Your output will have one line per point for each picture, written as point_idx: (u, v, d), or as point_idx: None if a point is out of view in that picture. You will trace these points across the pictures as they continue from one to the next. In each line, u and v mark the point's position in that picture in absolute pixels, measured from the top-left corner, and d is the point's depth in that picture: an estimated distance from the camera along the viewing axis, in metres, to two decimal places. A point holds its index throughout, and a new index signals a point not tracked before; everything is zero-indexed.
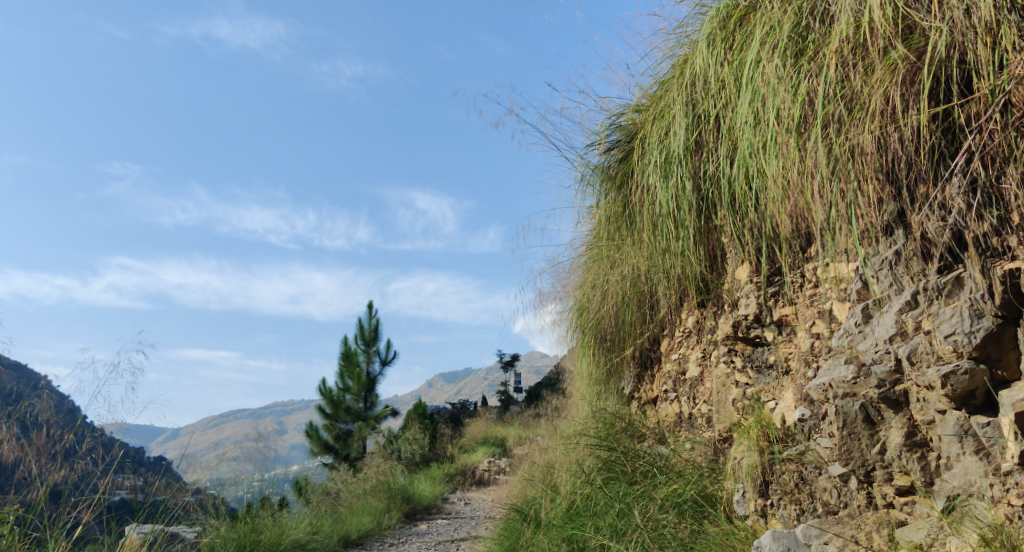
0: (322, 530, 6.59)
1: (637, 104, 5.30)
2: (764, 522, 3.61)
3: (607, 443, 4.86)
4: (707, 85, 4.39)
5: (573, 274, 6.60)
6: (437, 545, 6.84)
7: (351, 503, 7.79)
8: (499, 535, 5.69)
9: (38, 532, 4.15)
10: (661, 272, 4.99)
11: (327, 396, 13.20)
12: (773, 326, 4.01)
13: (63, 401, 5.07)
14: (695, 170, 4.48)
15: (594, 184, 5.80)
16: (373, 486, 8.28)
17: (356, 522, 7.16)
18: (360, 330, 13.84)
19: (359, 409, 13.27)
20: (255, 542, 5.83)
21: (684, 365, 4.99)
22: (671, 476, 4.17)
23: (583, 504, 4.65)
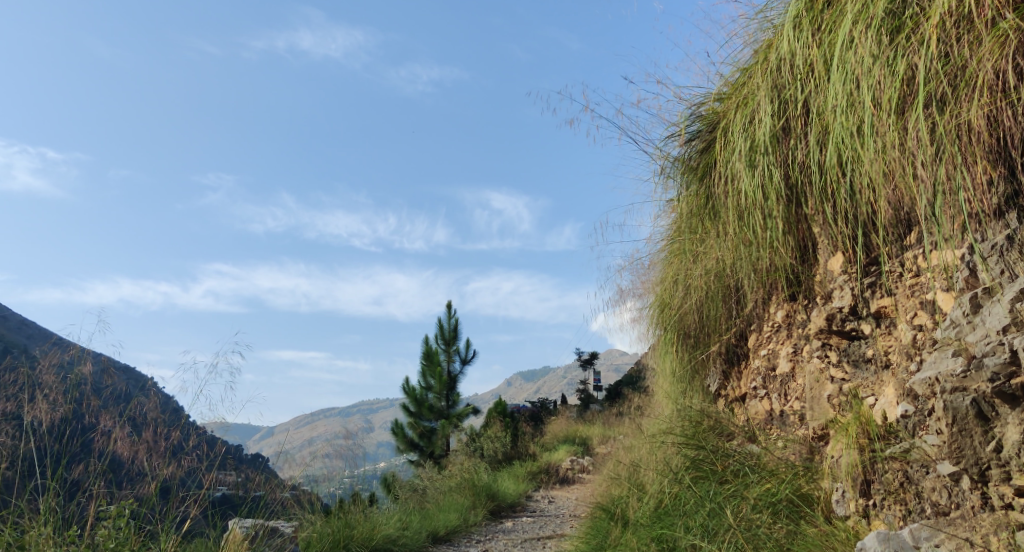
0: (411, 526, 6.73)
1: (718, 93, 5.17)
2: (866, 523, 3.47)
3: (695, 441, 4.77)
4: (795, 69, 4.25)
5: (653, 269, 6.50)
6: (524, 543, 6.88)
7: (437, 500, 7.92)
8: (585, 533, 5.67)
9: (151, 526, 4.47)
10: (748, 265, 4.86)
11: (410, 395, 13.46)
12: (871, 318, 3.83)
13: (169, 400, 5.32)
14: (782, 157, 4.34)
15: (674, 177, 5.69)
16: (459, 483, 8.40)
17: (444, 518, 7.28)
18: (440, 329, 14.03)
19: (442, 408, 13.47)
20: (348, 537, 6.01)
21: (774, 361, 4.83)
22: (764, 475, 4.06)
23: (671, 503, 4.59)
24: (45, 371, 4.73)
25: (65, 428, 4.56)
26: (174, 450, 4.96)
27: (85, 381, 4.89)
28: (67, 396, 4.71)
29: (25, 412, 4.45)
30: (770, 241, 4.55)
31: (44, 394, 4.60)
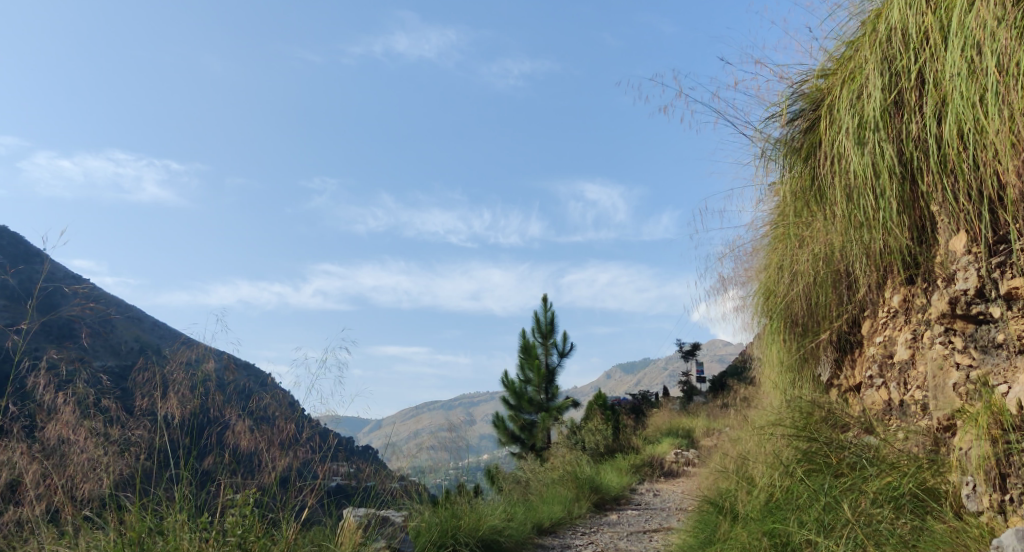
0: (516, 518, 6.81)
1: (821, 69, 4.94)
2: (1003, 519, 3.24)
3: (807, 433, 4.58)
4: (907, 38, 4.02)
5: (756, 256, 6.29)
6: (629, 536, 6.84)
7: (541, 492, 7.97)
8: (693, 527, 5.57)
9: (274, 513, 4.70)
10: (859, 248, 4.63)
11: (510, 388, 13.59)
12: (1001, 301, 3.56)
13: (287, 395, 5.63)
14: (896, 133, 4.11)
15: (777, 159, 5.48)
16: (561, 475, 8.42)
17: (548, 510, 7.33)
18: (537, 322, 14.07)
19: (542, 401, 13.52)
20: (455, 528, 6.12)
21: (891, 348, 4.58)
22: (883, 468, 3.86)
23: (783, 497, 4.45)
24: (174, 368, 5.08)
25: (194, 421, 4.87)
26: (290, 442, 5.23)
27: (209, 377, 5.21)
28: (195, 392, 5.04)
29: (159, 407, 4.77)
30: (883, 222, 4.31)
31: (175, 390, 4.92)
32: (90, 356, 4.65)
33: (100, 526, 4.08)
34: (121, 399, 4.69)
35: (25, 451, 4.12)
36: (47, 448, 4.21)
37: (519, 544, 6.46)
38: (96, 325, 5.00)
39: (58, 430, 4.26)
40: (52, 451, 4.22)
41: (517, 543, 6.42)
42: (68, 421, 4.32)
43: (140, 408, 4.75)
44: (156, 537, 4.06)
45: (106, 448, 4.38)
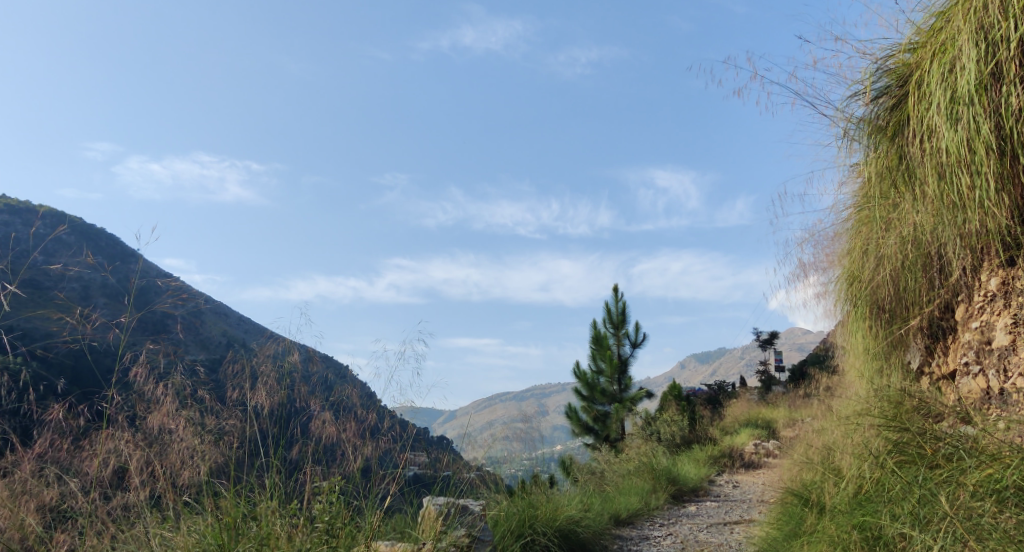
0: (593, 509, 6.80)
1: (908, 43, 4.72)
2: None
3: (897, 423, 4.38)
4: (1005, 5, 3.82)
5: (839, 240, 6.07)
6: (710, 528, 6.73)
7: (617, 483, 7.92)
8: (777, 520, 5.43)
9: (358, 501, 4.84)
10: (952, 230, 4.41)
11: (582, 379, 13.54)
12: None
13: (366, 387, 5.77)
14: (993, 107, 3.91)
15: (860, 139, 5.28)
16: (637, 467, 8.34)
17: (625, 501, 7.29)
18: (608, 313, 13.97)
19: (614, 392, 13.42)
20: (533, 517, 6.14)
21: (988, 334, 4.36)
22: (983, 460, 3.67)
23: (874, 489, 4.30)
24: (262, 360, 5.29)
25: (282, 411, 5.08)
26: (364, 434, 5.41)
27: (294, 369, 5.41)
28: (282, 383, 5.24)
29: (249, 398, 4.97)
30: (978, 202, 4.11)
31: (263, 382, 5.13)
32: (181, 349, 4.94)
33: (198, 511, 4.27)
34: (215, 390, 4.93)
35: (130, 438, 4.32)
36: (149, 436, 4.43)
37: (597, 534, 6.45)
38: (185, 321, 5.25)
39: (160, 419, 4.47)
40: (154, 440, 4.43)
41: (594, 533, 6.41)
42: (168, 410, 4.52)
43: (231, 398, 4.97)
44: (249, 522, 4.19)
45: (203, 436, 4.58)
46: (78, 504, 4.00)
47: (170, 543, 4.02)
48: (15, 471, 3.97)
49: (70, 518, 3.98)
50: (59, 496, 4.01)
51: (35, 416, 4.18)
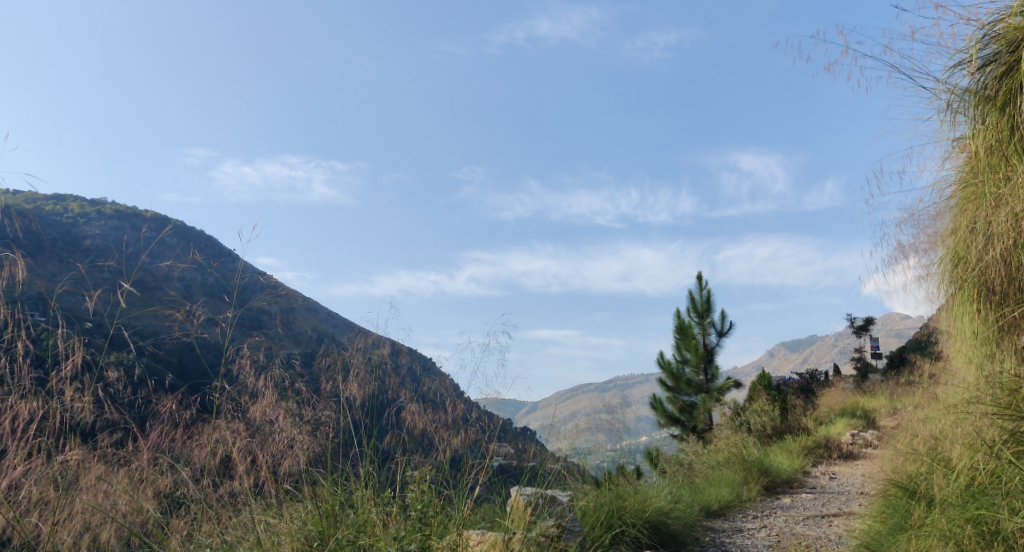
0: (683, 500, 6.69)
1: (1020, 5, 4.41)
2: None
3: (1015, 412, 4.06)
4: None
5: (941, 220, 5.73)
6: (807, 520, 6.51)
7: (706, 474, 7.76)
8: (879, 513, 5.18)
9: (448, 490, 4.92)
10: None
11: (667, 369, 13.32)
12: None
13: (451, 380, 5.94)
14: None
15: (965, 111, 4.96)
16: (727, 458, 8.15)
17: (715, 493, 7.14)
18: (692, 301, 13.66)
19: (701, 382, 13.08)
20: (621, 508, 6.09)
21: None
22: None
23: (989, 481, 4.07)
24: (353, 353, 5.49)
25: (373, 403, 5.22)
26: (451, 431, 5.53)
27: (383, 361, 5.64)
28: (373, 374, 5.46)
29: (341, 390, 5.12)
30: None
31: (355, 373, 5.31)
32: (278, 343, 5.18)
33: (299, 498, 4.43)
34: (311, 383, 5.14)
35: (233, 427, 4.49)
36: (252, 426, 4.62)
37: (687, 526, 6.34)
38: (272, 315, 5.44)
39: (262, 410, 4.71)
40: (258, 429, 4.63)
41: (685, 525, 6.31)
42: (269, 401, 4.77)
43: (326, 390, 5.13)
44: (348, 510, 4.32)
45: (301, 427, 4.78)
46: (191, 492, 4.20)
47: (275, 529, 4.17)
48: (134, 459, 4.17)
49: (184, 504, 4.20)
50: (173, 483, 4.20)
51: (149, 408, 4.43)
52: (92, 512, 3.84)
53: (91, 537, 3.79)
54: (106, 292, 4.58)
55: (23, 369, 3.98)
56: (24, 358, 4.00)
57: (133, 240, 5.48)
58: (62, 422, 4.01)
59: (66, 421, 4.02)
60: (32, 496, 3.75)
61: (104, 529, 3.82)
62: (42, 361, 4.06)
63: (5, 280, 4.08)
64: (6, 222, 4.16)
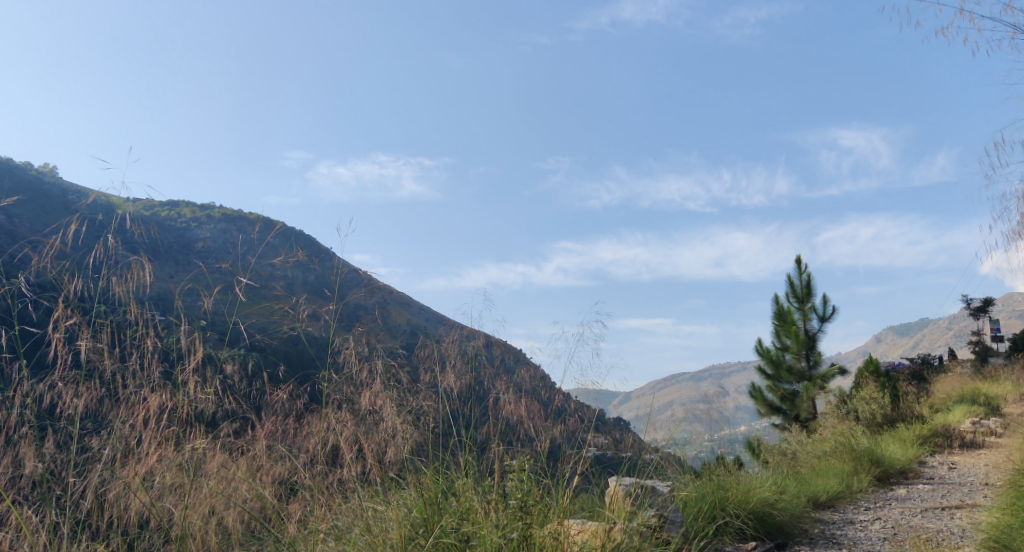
0: (789, 491, 6.48)
1: None
2: None
3: None
4: None
5: None
6: (925, 513, 6.20)
7: (812, 463, 7.50)
8: (1009, 506, 4.85)
9: (548, 480, 4.93)
10: None
11: (766, 357, 12.92)
12: None
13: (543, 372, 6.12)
14: None
15: None
16: (834, 448, 7.83)
17: (823, 483, 6.87)
18: (791, 286, 13.15)
19: (804, 369, 12.63)
20: (724, 499, 5.94)
21: None
22: None
23: None
24: (449, 345, 5.73)
25: (469, 392, 5.48)
26: (549, 420, 5.62)
27: (479, 353, 5.87)
28: (469, 365, 5.71)
29: (439, 380, 5.36)
30: None
31: (451, 365, 5.55)
32: (377, 335, 5.33)
33: (404, 486, 4.54)
34: (411, 373, 5.34)
35: (340, 416, 4.69)
36: (357, 415, 4.80)
37: (794, 518, 6.13)
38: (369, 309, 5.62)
39: (368, 398, 4.91)
40: (364, 417, 4.83)
41: (792, 516, 6.11)
42: (374, 390, 4.96)
43: (424, 381, 5.35)
44: (450, 498, 4.38)
45: (403, 417, 4.94)
46: (304, 479, 4.38)
47: (383, 515, 4.29)
48: (251, 448, 4.39)
49: (299, 491, 4.36)
50: (287, 470, 4.39)
51: (263, 399, 4.65)
52: (218, 498, 4.04)
53: (217, 520, 4.01)
54: (224, 290, 4.75)
55: (152, 364, 4.25)
56: (153, 354, 4.26)
57: (245, 240, 5.77)
58: (187, 414, 4.24)
59: (192, 413, 4.26)
60: (164, 482, 3.96)
61: (228, 513, 4.05)
62: (168, 355, 4.29)
63: (133, 281, 4.35)
64: (131, 228, 4.43)
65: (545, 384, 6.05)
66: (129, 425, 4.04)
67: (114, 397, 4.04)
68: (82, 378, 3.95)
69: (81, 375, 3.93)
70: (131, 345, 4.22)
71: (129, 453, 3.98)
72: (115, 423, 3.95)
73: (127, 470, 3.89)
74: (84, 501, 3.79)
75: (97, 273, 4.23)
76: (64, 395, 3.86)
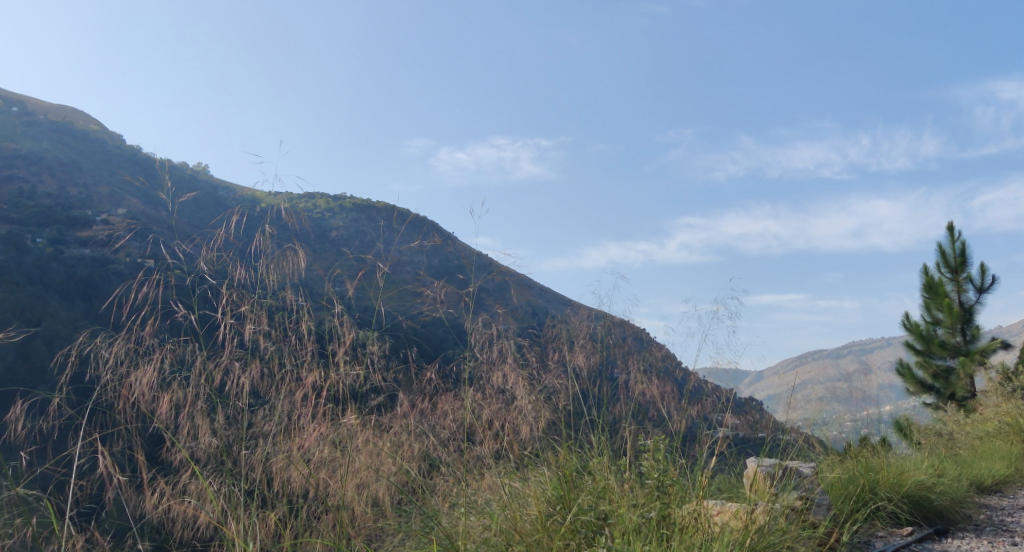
0: (949, 473, 6.06)
1: None
2: None
3: None
4: None
5: None
6: None
7: (974, 446, 6.97)
8: None
9: (684, 459, 4.87)
10: None
11: (915, 332, 12.10)
12: None
13: (667, 352, 6.02)
14: None
15: None
16: (999, 428, 7.24)
17: (988, 467, 6.38)
18: (943, 256, 12.18)
19: (959, 343, 11.75)
20: (875, 481, 5.62)
21: None
22: None
23: None
24: (578, 325, 5.78)
25: (600, 371, 5.47)
26: (684, 400, 5.45)
27: (608, 333, 5.84)
28: (599, 344, 5.68)
29: (568, 359, 5.43)
30: None
31: (579, 345, 5.57)
32: (495, 317, 5.47)
33: (539, 465, 4.56)
34: (540, 354, 5.44)
35: (477, 395, 4.84)
36: (493, 392, 4.95)
37: (956, 503, 5.73)
38: (498, 294, 5.85)
39: (501, 378, 5.03)
40: (502, 395, 4.98)
41: (953, 501, 5.71)
42: (507, 370, 5.09)
43: (554, 360, 5.43)
44: (585, 476, 4.39)
45: (535, 396, 5.02)
46: (443, 455, 4.53)
47: (519, 491, 4.30)
48: (393, 426, 4.54)
49: (439, 466, 4.51)
50: (427, 446, 4.55)
51: (393, 390, 4.74)
52: (370, 471, 4.21)
53: (370, 495, 4.17)
54: (365, 275, 5.05)
55: (307, 344, 4.52)
56: (307, 336, 4.53)
57: (378, 226, 5.98)
58: (340, 390, 4.45)
59: (344, 389, 4.45)
60: (321, 456, 4.18)
61: (378, 486, 4.20)
62: (322, 338, 4.57)
63: (287, 267, 4.63)
64: (285, 218, 4.75)
65: (677, 364, 5.94)
66: (287, 403, 4.30)
67: (274, 375, 4.33)
68: (248, 356, 4.27)
69: (247, 354, 4.25)
70: (289, 326, 4.51)
71: (292, 428, 4.25)
72: (276, 400, 4.26)
73: (290, 444, 4.16)
74: (254, 473, 3.98)
75: (257, 262, 4.56)
76: (233, 372, 4.15)
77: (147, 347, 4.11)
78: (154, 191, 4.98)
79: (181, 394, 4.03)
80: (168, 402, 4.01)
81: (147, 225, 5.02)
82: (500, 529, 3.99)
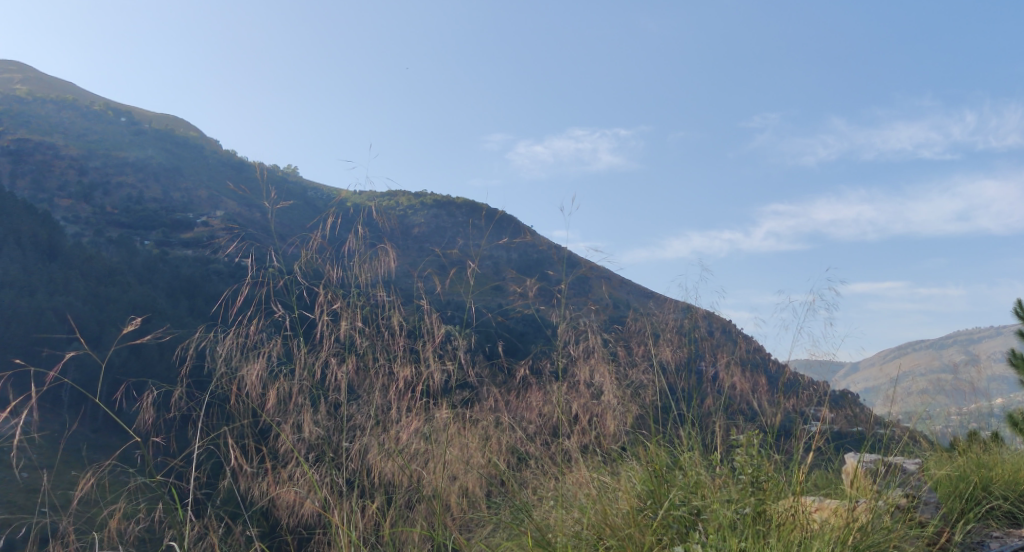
0: None
1: None
2: None
3: None
4: None
5: None
6: None
7: None
8: None
9: (778, 452, 4.73)
10: None
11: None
12: None
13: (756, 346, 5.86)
14: None
15: None
16: None
17: None
18: None
19: None
20: (988, 479, 5.32)
21: None
22: None
23: None
24: (662, 319, 5.70)
25: (688, 364, 5.35)
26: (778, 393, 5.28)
27: (696, 325, 5.72)
28: (686, 337, 5.57)
29: (656, 354, 5.24)
30: None
31: (664, 338, 5.45)
32: (581, 313, 5.41)
33: (630, 460, 4.45)
34: (625, 349, 5.42)
35: (566, 390, 4.90)
36: (581, 387, 4.96)
37: None
38: (581, 287, 5.82)
39: (589, 372, 5.02)
40: (590, 389, 4.98)
41: None
42: (594, 364, 5.07)
43: (640, 354, 5.36)
44: (676, 472, 4.29)
45: (623, 390, 4.97)
46: (532, 450, 4.56)
47: (610, 485, 4.23)
48: (480, 418, 4.60)
49: (527, 460, 4.54)
50: (515, 440, 4.58)
51: (475, 388, 4.74)
52: (459, 463, 4.27)
53: (460, 487, 4.22)
54: (456, 272, 5.07)
55: (399, 338, 4.63)
56: (400, 331, 4.65)
57: (460, 223, 6.07)
58: (431, 385, 4.55)
59: (435, 384, 4.55)
60: (413, 448, 4.27)
61: (468, 478, 4.25)
62: (413, 334, 4.72)
63: (381, 267, 4.80)
64: (377, 217, 4.78)
65: (768, 356, 5.77)
66: (381, 396, 4.41)
67: (368, 369, 4.44)
68: (344, 351, 4.36)
69: (343, 350, 4.34)
70: (381, 322, 4.60)
71: (386, 421, 4.35)
72: (371, 394, 4.38)
73: (384, 436, 4.24)
74: (351, 463, 4.10)
75: (350, 262, 4.72)
76: (331, 367, 4.29)
77: (257, 340, 4.27)
78: (251, 195, 5.21)
79: (286, 386, 4.21)
80: (275, 395, 4.18)
81: (245, 227, 5.24)
82: (591, 522, 3.93)
